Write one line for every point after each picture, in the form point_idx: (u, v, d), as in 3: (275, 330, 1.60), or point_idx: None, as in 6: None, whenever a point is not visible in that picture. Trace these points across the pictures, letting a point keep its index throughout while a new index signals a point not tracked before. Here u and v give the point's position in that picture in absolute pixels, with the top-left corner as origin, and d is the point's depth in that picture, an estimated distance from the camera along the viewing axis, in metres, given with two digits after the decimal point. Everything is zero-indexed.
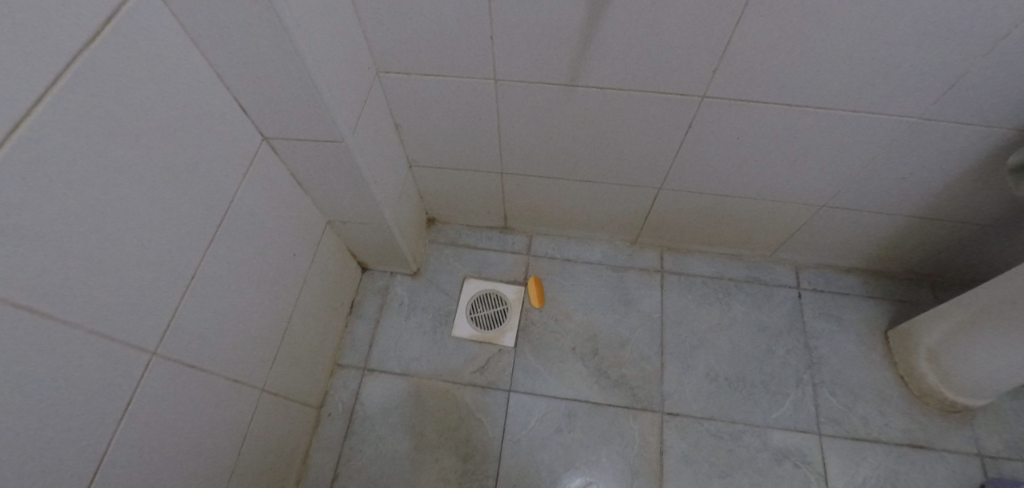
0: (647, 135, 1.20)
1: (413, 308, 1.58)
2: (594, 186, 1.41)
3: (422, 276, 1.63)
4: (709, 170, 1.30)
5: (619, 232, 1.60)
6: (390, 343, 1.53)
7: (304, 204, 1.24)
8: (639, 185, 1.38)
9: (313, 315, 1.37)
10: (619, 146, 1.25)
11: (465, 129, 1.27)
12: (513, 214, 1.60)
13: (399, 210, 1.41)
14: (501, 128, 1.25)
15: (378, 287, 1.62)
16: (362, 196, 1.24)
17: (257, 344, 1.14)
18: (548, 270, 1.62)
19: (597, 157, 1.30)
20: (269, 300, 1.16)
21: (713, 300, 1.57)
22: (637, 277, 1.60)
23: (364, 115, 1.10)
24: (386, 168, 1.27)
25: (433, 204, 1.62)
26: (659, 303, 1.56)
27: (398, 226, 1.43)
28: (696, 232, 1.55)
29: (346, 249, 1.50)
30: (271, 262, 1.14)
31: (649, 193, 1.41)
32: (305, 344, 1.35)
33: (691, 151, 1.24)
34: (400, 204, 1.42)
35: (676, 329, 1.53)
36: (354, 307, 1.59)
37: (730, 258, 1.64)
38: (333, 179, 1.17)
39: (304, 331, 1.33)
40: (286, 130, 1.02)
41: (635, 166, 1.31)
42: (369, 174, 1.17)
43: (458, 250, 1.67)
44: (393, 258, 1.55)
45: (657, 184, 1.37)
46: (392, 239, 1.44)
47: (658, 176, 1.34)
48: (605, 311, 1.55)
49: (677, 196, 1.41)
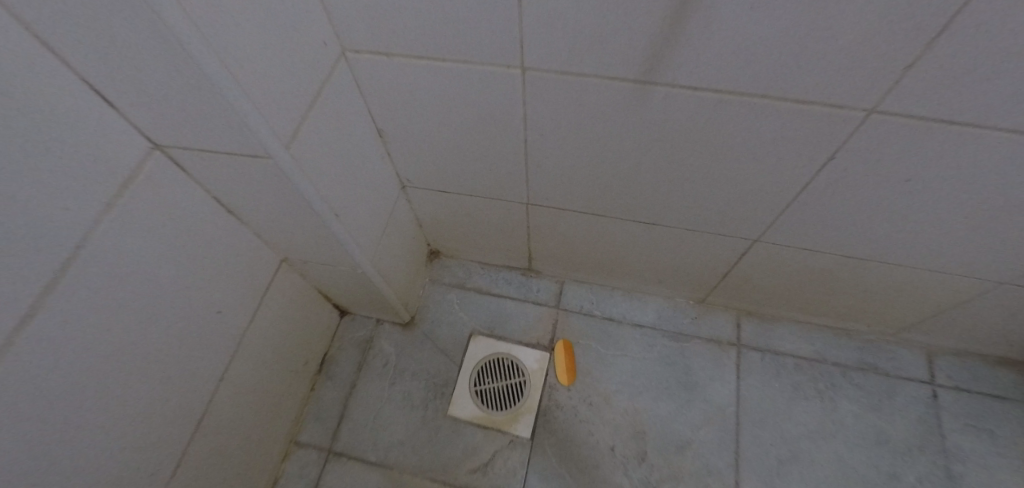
0: (754, 168, 0.77)
1: (401, 370, 1.20)
2: (655, 230, 1.00)
3: (417, 327, 1.25)
4: (840, 223, 0.86)
5: (682, 288, 1.18)
6: (366, 418, 1.15)
7: (244, 240, 0.87)
8: (721, 233, 0.96)
9: (257, 387, 1.00)
10: (705, 179, 0.83)
11: (474, 140, 0.87)
12: (539, 254, 1.20)
13: (380, 248, 1.03)
14: (529, 143, 0.85)
15: (360, 339, 1.25)
16: (320, 231, 0.86)
17: (146, 447, 0.77)
18: (581, 332, 1.21)
19: (667, 191, 0.88)
20: (170, 382, 0.78)
21: (811, 393, 1.12)
22: (703, 351, 1.17)
23: (316, 117, 0.71)
24: (358, 192, 0.88)
25: (435, 234, 1.23)
26: (733, 392, 1.12)
27: (379, 269, 1.04)
28: (794, 298, 1.11)
29: (316, 290, 1.13)
30: (174, 328, 0.76)
31: (735, 244, 0.98)
32: (243, 426, 0.98)
33: (817, 193, 0.80)
34: (385, 241, 1.04)
35: (759, 434, 1.09)
36: (325, 363, 1.22)
37: (836, 334, 1.19)
38: (275, 205, 0.80)
39: (242, 410, 0.97)
40: (185, 135, 0.64)
41: (723, 207, 0.89)
42: (323, 202, 0.79)
43: (465, 295, 1.28)
44: (377, 305, 1.18)
45: (750, 233, 0.93)
46: (372, 285, 1.06)
47: (756, 223, 0.91)
48: (657, 398, 1.13)
49: (776, 252, 0.97)
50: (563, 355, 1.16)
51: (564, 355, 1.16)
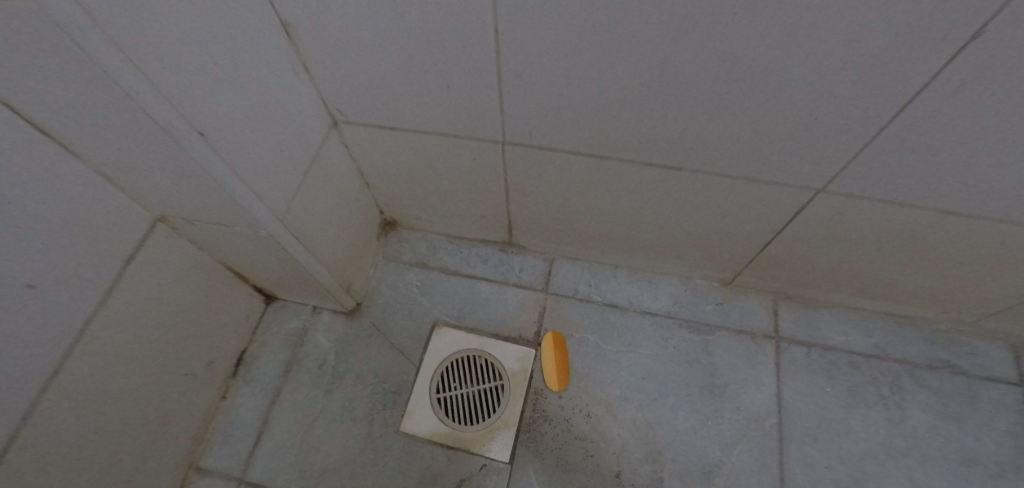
0: (847, 69, 0.50)
1: (341, 373, 0.92)
2: (679, 179, 0.72)
3: (363, 317, 0.96)
4: (954, 164, 0.59)
5: (706, 264, 0.91)
6: (292, 436, 0.88)
7: (80, 184, 0.58)
8: (773, 181, 0.69)
9: (121, 396, 0.71)
10: (764, 91, 0.55)
11: (421, 42, 0.59)
12: (522, 222, 0.92)
13: (301, 205, 0.74)
14: (500, 42, 0.57)
15: (291, 331, 0.96)
16: (189, 168, 0.58)
17: None
18: (575, 322, 0.94)
19: (704, 114, 0.61)
20: None
21: (871, 400, 0.87)
22: (732, 346, 0.91)
23: None
24: (249, 113, 0.59)
25: (387, 197, 0.95)
26: (772, 399, 0.86)
27: (300, 234, 0.76)
28: (854, 276, 0.84)
29: (223, 266, 0.84)
30: None
31: (791, 197, 0.71)
32: (98, 452, 0.69)
33: (934, 109, 0.52)
34: (308, 196, 0.75)
35: (808, 454, 0.82)
36: (242, 364, 0.94)
37: (900, 323, 0.92)
38: (105, 113, 0.51)
39: (93, 430, 0.68)
40: None
41: (780, 141, 0.62)
42: (173, 112, 0.50)
43: (427, 276, 1.00)
44: (308, 286, 0.89)
45: (813, 180, 0.67)
46: (290, 257, 0.78)
47: (824, 166, 0.64)
48: (675, 407, 0.86)
49: (846, 210, 0.70)
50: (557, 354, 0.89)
51: (556, 353, 0.89)
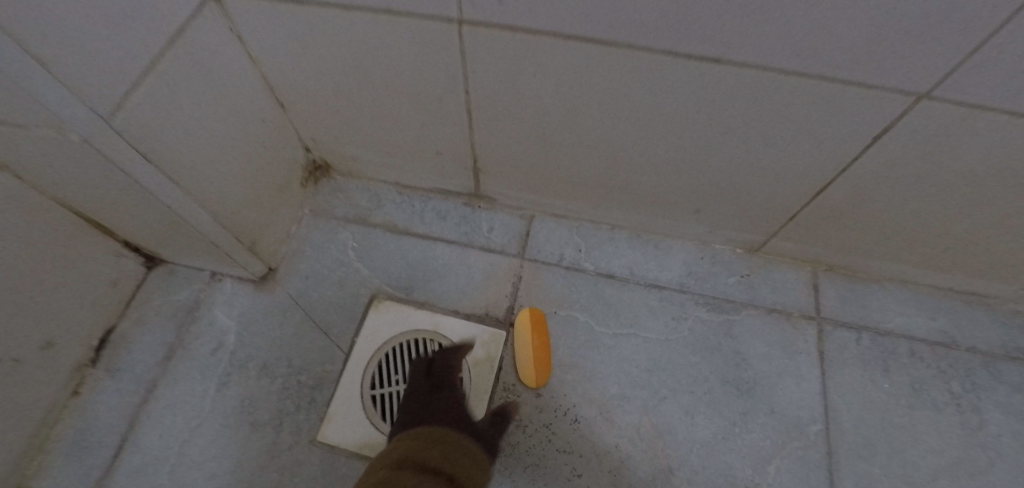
0: None
1: (241, 362, 0.68)
2: (724, 81, 0.48)
3: (278, 286, 0.72)
4: None
5: (733, 222, 0.70)
6: (167, 448, 0.63)
7: None
8: (872, 85, 0.45)
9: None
10: None
11: None
12: (493, 162, 0.69)
13: (141, 101, 0.47)
14: None
15: (179, 304, 0.71)
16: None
17: None
18: (559, 297, 0.72)
19: None
20: None
21: (941, 400, 0.67)
22: (763, 330, 0.70)
23: None
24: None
25: (310, 125, 0.70)
26: (816, 400, 0.66)
27: (138, 140, 0.48)
28: (932, 238, 0.63)
29: (61, 204, 0.59)
30: None
31: (887, 113, 0.48)
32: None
33: None
34: (156, 91, 0.48)
35: (863, 472, 0.62)
36: (106, 349, 0.69)
37: (972, 302, 0.72)
38: None
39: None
40: None
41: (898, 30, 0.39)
42: None
43: (367, 235, 0.76)
44: (191, 238, 0.64)
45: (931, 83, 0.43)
46: (128, 174, 0.51)
47: (956, 62, 0.41)
48: (690, 410, 0.65)
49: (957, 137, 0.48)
50: (534, 339, 0.66)
51: (534, 339, 0.66)
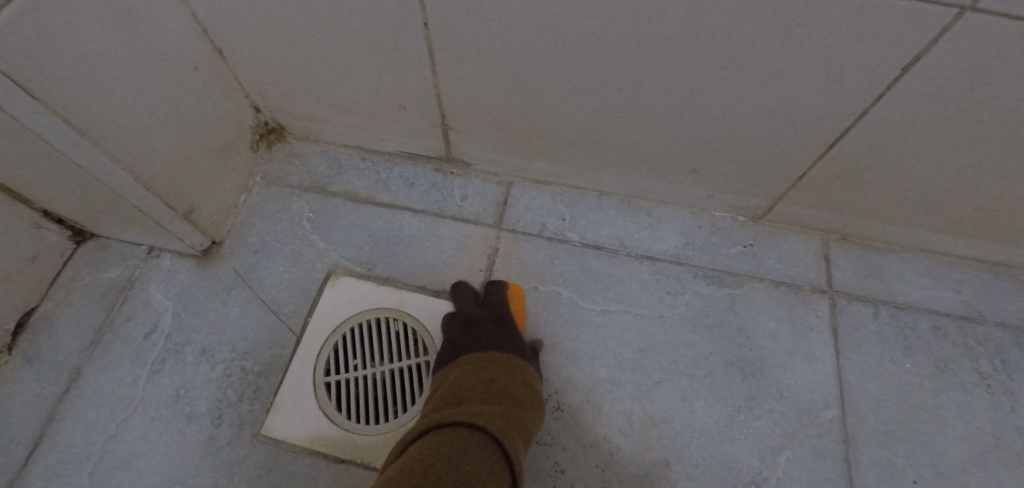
0: None
1: (178, 347, 0.59)
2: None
3: (222, 261, 0.64)
4: None
5: (734, 184, 0.62)
6: (89, 445, 0.55)
7: None
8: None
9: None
10: None
11: None
12: (463, 116, 0.61)
13: (20, 16, 0.37)
14: None
15: (110, 283, 0.63)
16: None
17: None
18: (540, 269, 0.64)
19: None
20: None
21: (969, 382, 0.59)
22: (768, 305, 0.62)
23: None
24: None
25: (255, 77, 0.62)
26: (831, 382, 0.58)
27: (13, 68, 0.38)
28: (960, 197, 0.56)
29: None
30: None
31: (925, 35, 0.39)
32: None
33: None
34: (35, 8, 0.38)
35: (886, 463, 0.54)
36: (24, 335, 0.60)
37: (999, 273, 0.65)
38: None
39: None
40: None
41: None
42: None
43: (325, 204, 0.68)
44: (113, 203, 0.56)
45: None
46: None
47: None
48: (688, 395, 0.57)
49: (1009, 67, 0.40)
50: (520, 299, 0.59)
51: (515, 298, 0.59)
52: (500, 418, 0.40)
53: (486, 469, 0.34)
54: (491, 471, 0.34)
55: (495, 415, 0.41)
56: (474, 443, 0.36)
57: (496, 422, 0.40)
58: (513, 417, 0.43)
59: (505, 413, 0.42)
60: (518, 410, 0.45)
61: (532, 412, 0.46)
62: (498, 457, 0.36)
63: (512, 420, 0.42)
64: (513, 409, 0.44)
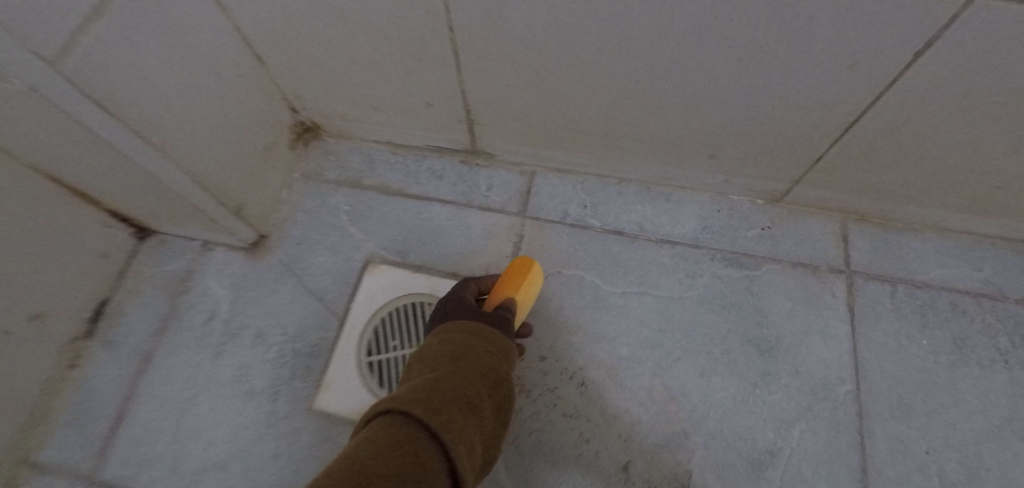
0: None
1: (235, 331, 0.65)
2: None
3: (270, 253, 0.69)
4: None
5: (751, 167, 0.63)
6: (165, 418, 0.62)
7: None
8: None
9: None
10: None
11: None
12: (488, 111, 0.64)
13: (97, 44, 0.42)
14: None
15: (171, 275, 0.69)
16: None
17: None
18: (563, 255, 0.67)
19: None
20: None
21: (986, 358, 0.60)
22: (785, 285, 0.64)
23: None
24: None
25: (292, 81, 0.66)
26: (846, 359, 0.60)
27: (94, 89, 0.44)
28: (979, 176, 0.56)
29: (52, 180, 0.57)
30: None
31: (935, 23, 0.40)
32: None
33: None
34: (108, 36, 0.43)
35: (900, 435, 0.57)
36: (101, 321, 0.67)
37: (1021, 251, 0.65)
38: None
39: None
40: None
41: None
42: None
43: (360, 197, 0.72)
44: (173, 202, 0.61)
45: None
46: (79, 121, 0.46)
47: None
48: (706, 372, 0.60)
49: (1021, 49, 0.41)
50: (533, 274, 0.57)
51: (520, 268, 0.56)
52: (438, 396, 0.36)
53: (384, 450, 0.29)
54: (393, 449, 0.29)
55: (435, 391, 0.36)
56: (376, 435, 0.31)
57: (433, 399, 0.35)
58: (437, 383, 0.37)
59: (424, 384, 0.37)
60: (449, 369, 0.40)
61: (471, 364, 0.41)
62: (408, 438, 0.31)
63: (434, 385, 0.37)
64: (439, 374, 0.39)
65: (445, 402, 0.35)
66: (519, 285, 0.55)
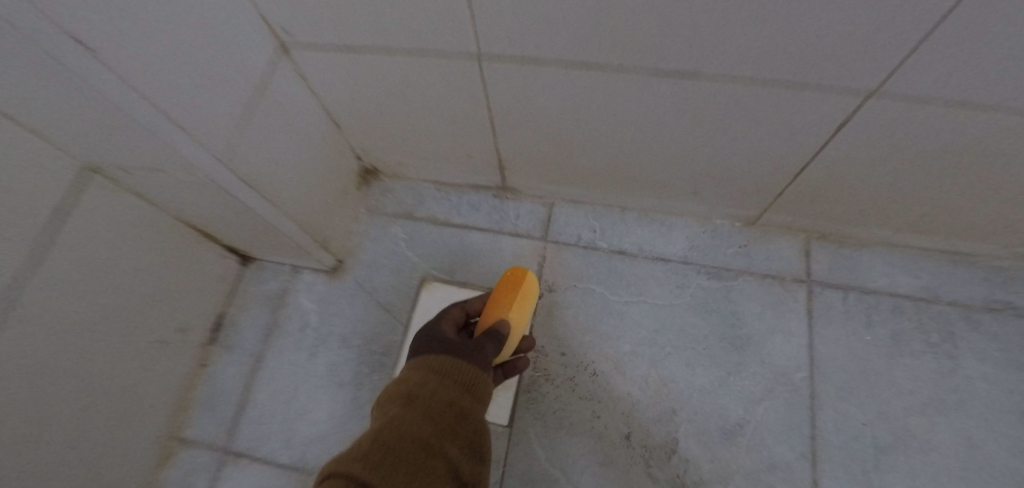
0: None
1: (324, 337, 0.85)
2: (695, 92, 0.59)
3: (346, 274, 0.88)
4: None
5: (727, 200, 0.79)
6: (277, 404, 0.82)
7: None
8: (820, 88, 0.54)
9: (58, 357, 0.62)
10: None
11: None
12: (516, 161, 0.81)
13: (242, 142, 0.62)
14: None
15: (270, 293, 0.89)
16: (67, 74, 0.45)
17: None
18: (578, 272, 0.84)
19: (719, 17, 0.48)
20: None
21: (918, 350, 0.76)
22: (757, 293, 0.80)
23: None
24: (150, 8, 0.46)
25: (360, 140, 0.84)
26: (804, 352, 0.76)
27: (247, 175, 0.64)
28: (906, 206, 0.71)
29: (189, 228, 0.77)
30: None
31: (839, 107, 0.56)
32: (23, 439, 0.59)
33: None
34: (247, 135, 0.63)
35: (844, 410, 0.73)
36: (221, 331, 0.87)
37: (956, 261, 0.79)
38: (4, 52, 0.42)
39: (19, 404, 0.57)
40: None
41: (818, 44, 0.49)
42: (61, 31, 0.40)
43: (414, 227, 0.90)
44: (278, 243, 0.81)
45: (876, 79, 0.52)
46: (238, 200, 0.65)
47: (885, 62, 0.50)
48: (692, 363, 0.77)
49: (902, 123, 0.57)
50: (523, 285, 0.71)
51: (513, 283, 0.69)
52: (384, 451, 0.45)
53: None
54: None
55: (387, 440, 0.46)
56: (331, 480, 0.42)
57: (380, 450, 0.45)
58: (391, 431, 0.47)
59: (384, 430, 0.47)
60: (409, 414, 0.50)
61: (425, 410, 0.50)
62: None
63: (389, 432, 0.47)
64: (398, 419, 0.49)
65: (391, 457, 0.44)
66: (513, 296, 0.68)
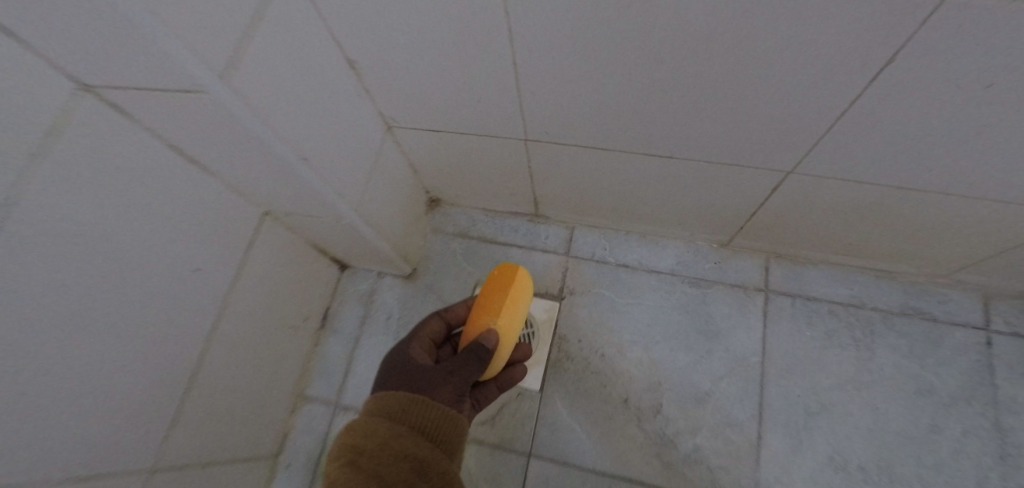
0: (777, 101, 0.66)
1: (404, 325, 1.15)
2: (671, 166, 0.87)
3: (418, 279, 1.18)
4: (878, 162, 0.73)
5: (704, 229, 1.06)
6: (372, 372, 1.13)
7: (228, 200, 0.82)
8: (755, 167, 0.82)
9: (247, 337, 0.94)
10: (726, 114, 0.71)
11: (459, 89, 0.77)
12: (545, 199, 1.09)
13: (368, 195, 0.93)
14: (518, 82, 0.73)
15: (362, 292, 1.20)
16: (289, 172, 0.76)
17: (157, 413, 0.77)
18: (591, 279, 1.13)
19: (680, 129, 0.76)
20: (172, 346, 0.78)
21: (845, 342, 1.02)
22: (725, 298, 1.07)
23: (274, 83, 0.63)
24: (331, 129, 0.77)
25: (431, 180, 1.13)
26: (758, 342, 1.03)
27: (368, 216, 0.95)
28: (833, 238, 0.97)
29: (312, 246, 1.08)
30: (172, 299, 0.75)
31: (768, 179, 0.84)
32: (228, 388, 0.92)
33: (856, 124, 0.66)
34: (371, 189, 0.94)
35: (784, 385, 1.00)
36: (328, 319, 1.19)
37: (880, 277, 1.05)
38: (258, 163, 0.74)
39: (228, 364, 0.91)
40: (146, 103, 0.59)
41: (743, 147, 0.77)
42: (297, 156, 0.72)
43: (468, 244, 1.19)
44: (371, 257, 1.11)
45: (788, 165, 0.79)
46: (359, 233, 0.96)
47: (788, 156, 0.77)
48: (674, 349, 1.05)
49: (813, 189, 0.84)
50: (513, 284, 0.90)
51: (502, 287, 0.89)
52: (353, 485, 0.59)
53: None
54: None
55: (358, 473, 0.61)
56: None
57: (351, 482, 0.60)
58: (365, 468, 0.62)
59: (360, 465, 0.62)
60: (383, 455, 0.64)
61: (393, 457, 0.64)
62: None
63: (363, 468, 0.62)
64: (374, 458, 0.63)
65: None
66: (502, 300, 0.88)
